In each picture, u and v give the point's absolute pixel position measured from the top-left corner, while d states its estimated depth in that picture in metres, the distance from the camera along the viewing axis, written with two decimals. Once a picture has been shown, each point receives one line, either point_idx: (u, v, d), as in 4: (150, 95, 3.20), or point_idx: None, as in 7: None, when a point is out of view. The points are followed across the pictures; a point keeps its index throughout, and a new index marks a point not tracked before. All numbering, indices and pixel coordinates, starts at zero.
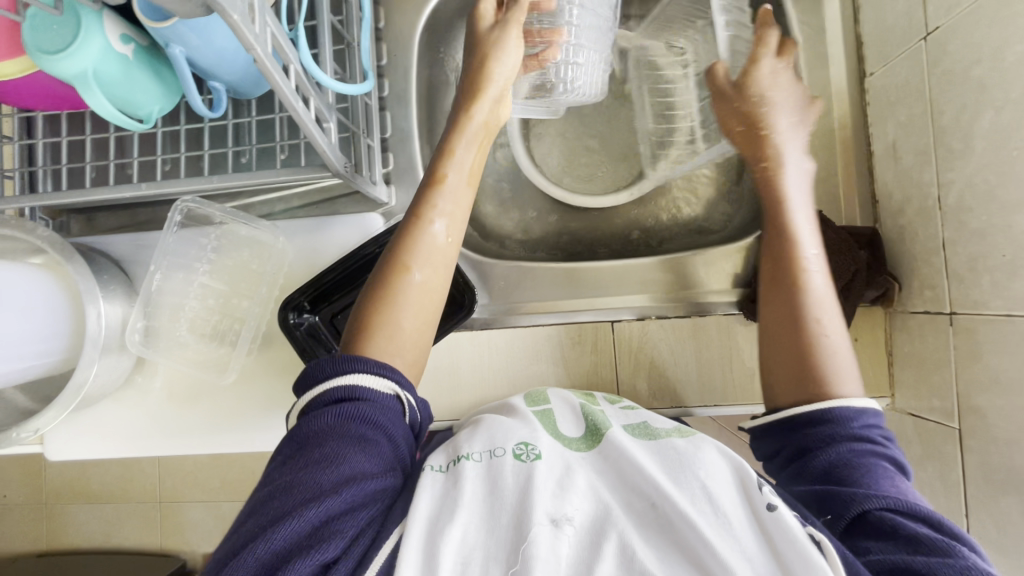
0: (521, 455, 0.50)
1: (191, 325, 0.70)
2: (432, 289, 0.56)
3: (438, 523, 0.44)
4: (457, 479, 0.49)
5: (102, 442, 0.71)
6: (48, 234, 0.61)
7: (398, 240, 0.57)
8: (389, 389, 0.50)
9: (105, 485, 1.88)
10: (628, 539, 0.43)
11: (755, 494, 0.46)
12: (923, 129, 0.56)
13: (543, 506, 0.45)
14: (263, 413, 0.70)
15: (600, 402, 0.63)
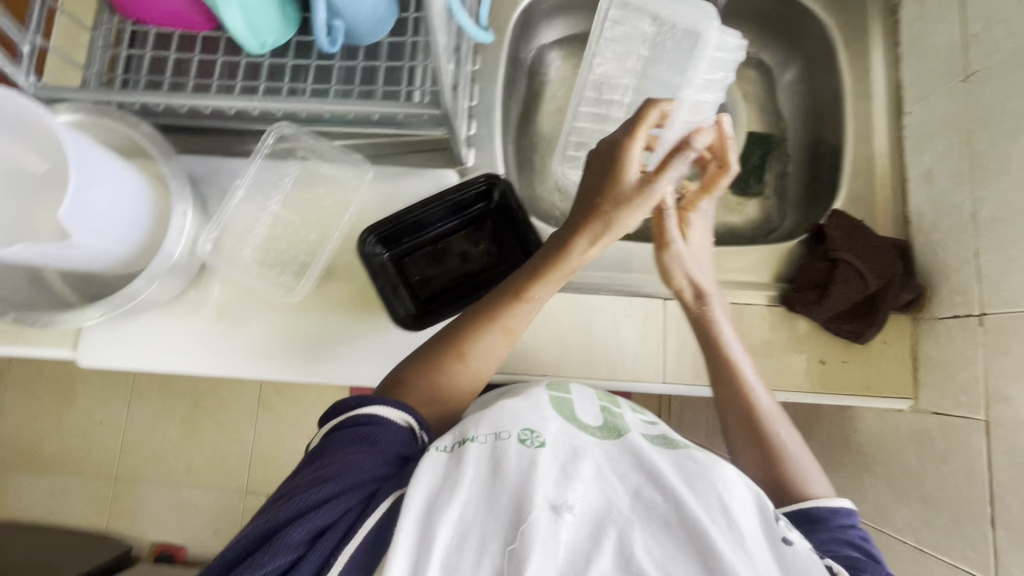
0: (524, 441, 0.52)
1: (256, 250, 0.71)
2: (483, 366, 0.62)
3: (440, 501, 0.48)
4: (461, 461, 0.51)
5: (141, 354, 0.70)
6: (148, 132, 0.63)
7: (461, 333, 0.62)
8: (400, 420, 0.56)
9: (58, 456, 1.76)
10: (628, 538, 0.47)
11: (769, 523, 0.50)
12: (959, 155, 0.64)
13: (544, 493, 0.48)
14: (314, 345, 0.70)
15: (621, 407, 0.64)
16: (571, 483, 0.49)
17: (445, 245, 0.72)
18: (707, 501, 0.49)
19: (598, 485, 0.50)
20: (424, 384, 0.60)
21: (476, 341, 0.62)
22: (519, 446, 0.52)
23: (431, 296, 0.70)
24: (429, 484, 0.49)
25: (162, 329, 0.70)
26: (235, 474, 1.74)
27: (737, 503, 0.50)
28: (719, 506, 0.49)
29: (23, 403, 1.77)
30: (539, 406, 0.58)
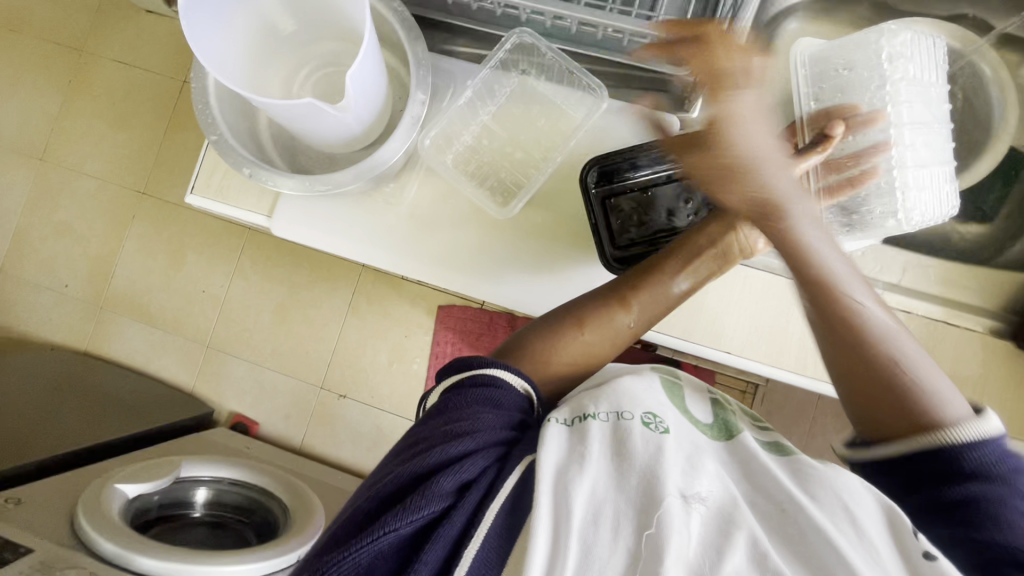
0: (650, 425, 0.50)
1: (460, 158, 0.70)
2: (598, 344, 0.61)
3: (567, 473, 0.46)
4: (584, 437, 0.49)
5: (330, 237, 0.70)
6: (401, 12, 0.59)
7: (591, 300, 0.62)
8: (520, 386, 0.54)
9: (163, 312, 1.89)
10: (758, 537, 0.44)
11: (903, 538, 0.45)
12: None
13: (675, 481, 0.46)
14: (497, 266, 0.69)
15: (736, 407, 0.61)
16: (697, 473, 0.47)
17: (654, 195, 0.66)
18: (832, 510, 0.46)
19: (719, 479, 0.48)
20: (540, 345, 0.60)
21: (597, 315, 0.61)
22: (644, 429, 0.49)
23: (630, 245, 0.66)
24: (554, 450, 0.48)
25: (355, 217, 0.70)
26: (314, 368, 1.83)
27: (866, 514, 0.46)
28: (847, 517, 0.46)
29: (139, 257, 1.89)
30: (655, 389, 0.56)
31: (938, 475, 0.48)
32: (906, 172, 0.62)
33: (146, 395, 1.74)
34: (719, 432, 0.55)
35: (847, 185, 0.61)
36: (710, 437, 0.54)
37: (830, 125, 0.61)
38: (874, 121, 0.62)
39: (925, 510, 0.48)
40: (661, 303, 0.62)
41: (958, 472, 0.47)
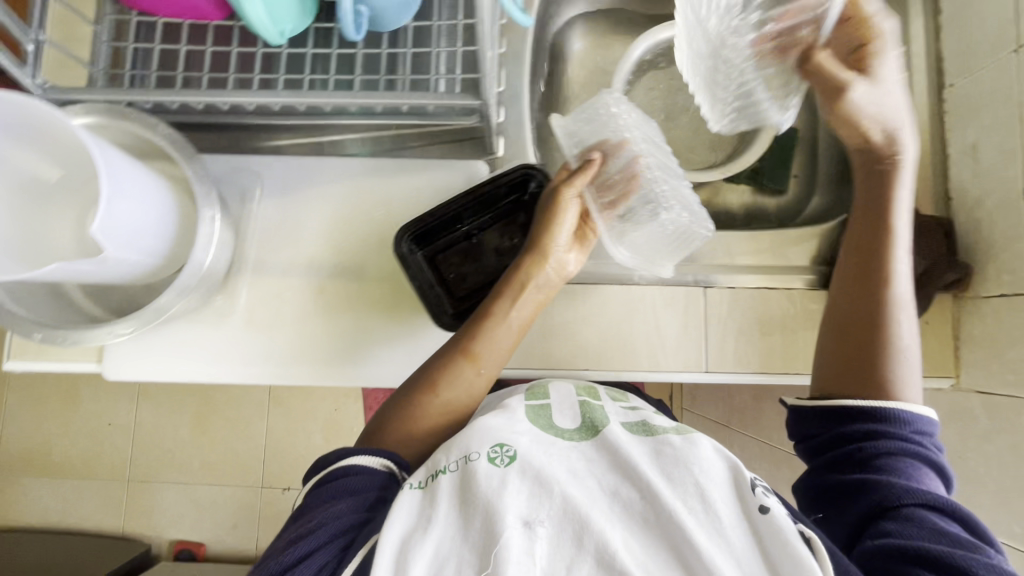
0: (494, 458, 0.52)
1: (285, 251, 0.70)
2: (455, 403, 0.64)
3: (412, 536, 0.49)
4: (434, 499, 0.51)
5: (168, 365, 0.67)
6: (168, 133, 0.58)
7: (440, 359, 0.64)
8: (382, 465, 0.58)
9: (70, 459, 1.72)
10: (605, 539, 0.47)
11: (745, 496, 0.50)
12: (1008, 132, 0.62)
13: (515, 510, 0.49)
14: (349, 348, 0.69)
15: (601, 399, 0.65)
16: (546, 495, 0.50)
17: (480, 239, 0.70)
18: (684, 489, 0.51)
19: (579, 488, 0.52)
20: (400, 412, 0.63)
21: (447, 377, 0.63)
22: (489, 466, 0.52)
23: (468, 295, 0.68)
24: (403, 519, 0.50)
25: (192, 339, 0.68)
26: (251, 471, 1.73)
27: (716, 485, 0.51)
28: (699, 496, 0.50)
29: (27, 408, 1.72)
30: (517, 419, 0.60)
31: (841, 436, 0.57)
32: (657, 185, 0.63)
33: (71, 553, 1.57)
34: (587, 431, 0.59)
35: (613, 207, 0.67)
36: (578, 438, 0.58)
37: (588, 158, 0.64)
38: (621, 146, 0.63)
39: (824, 468, 0.57)
40: (504, 348, 0.65)
41: (856, 436, 0.56)
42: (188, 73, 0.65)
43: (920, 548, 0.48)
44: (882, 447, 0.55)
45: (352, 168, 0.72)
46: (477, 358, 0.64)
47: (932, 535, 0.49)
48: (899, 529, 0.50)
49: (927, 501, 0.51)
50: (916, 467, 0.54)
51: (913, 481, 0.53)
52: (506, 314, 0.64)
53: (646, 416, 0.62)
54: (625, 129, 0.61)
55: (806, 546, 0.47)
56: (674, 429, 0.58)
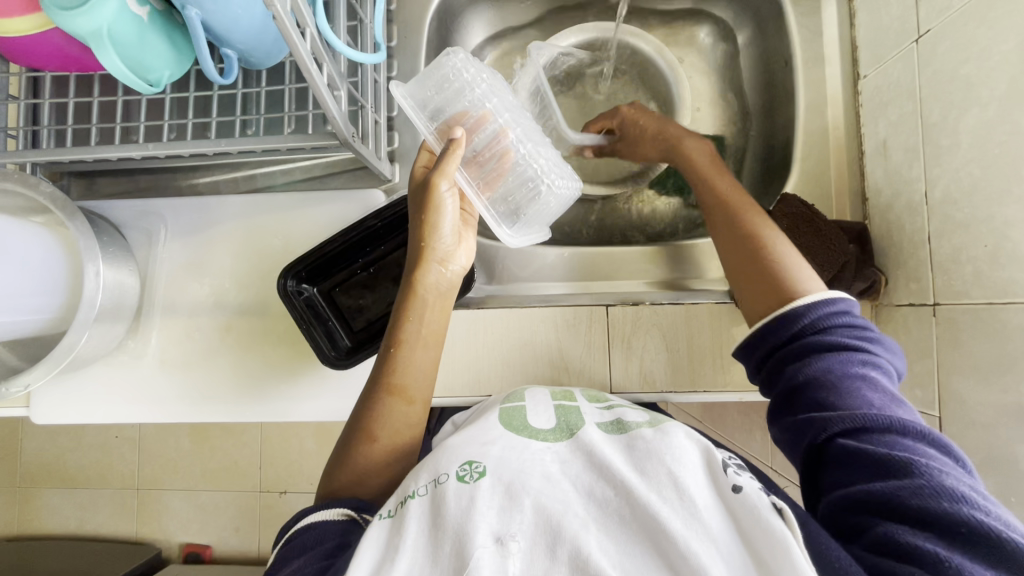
0: (462, 477, 0.49)
1: (194, 291, 0.72)
2: (397, 438, 0.58)
3: (383, 565, 0.44)
4: (403, 523, 0.47)
5: (90, 405, 0.70)
6: (50, 191, 0.61)
7: (365, 403, 0.58)
8: (339, 513, 0.53)
9: (64, 469, 1.65)
10: (581, 543, 0.44)
11: (718, 477, 0.48)
12: (912, 128, 0.58)
13: (487, 526, 0.45)
14: (258, 383, 0.71)
15: (578, 398, 0.63)
16: (518, 508, 0.47)
17: (378, 269, 0.70)
18: (658, 480, 0.48)
19: (551, 492, 0.48)
20: (344, 474, 0.56)
21: (376, 418, 0.57)
22: (457, 485, 0.49)
23: (366, 326, 0.69)
24: (371, 553, 0.45)
25: (109, 381, 0.70)
26: (253, 476, 1.60)
27: (689, 471, 0.49)
28: (671, 484, 0.47)
29: None
30: (489, 427, 0.57)
31: (779, 365, 0.53)
32: (531, 151, 0.60)
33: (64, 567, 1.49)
34: (561, 433, 0.56)
35: (488, 184, 0.62)
36: (551, 440, 0.55)
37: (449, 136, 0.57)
38: (484, 118, 0.59)
39: (779, 408, 0.52)
40: (426, 366, 0.60)
41: (790, 360, 0.52)
42: (81, 125, 0.67)
43: (861, 493, 0.43)
44: (813, 371, 0.49)
45: (254, 205, 0.73)
46: (397, 386, 0.58)
47: (863, 470, 0.43)
48: (841, 477, 0.45)
49: (859, 425, 0.45)
50: (857, 385, 0.47)
51: (846, 402, 0.46)
52: (416, 333, 0.59)
53: (622, 412, 0.60)
54: (481, 99, 0.59)
55: (780, 519, 0.42)
56: (647, 423, 0.56)
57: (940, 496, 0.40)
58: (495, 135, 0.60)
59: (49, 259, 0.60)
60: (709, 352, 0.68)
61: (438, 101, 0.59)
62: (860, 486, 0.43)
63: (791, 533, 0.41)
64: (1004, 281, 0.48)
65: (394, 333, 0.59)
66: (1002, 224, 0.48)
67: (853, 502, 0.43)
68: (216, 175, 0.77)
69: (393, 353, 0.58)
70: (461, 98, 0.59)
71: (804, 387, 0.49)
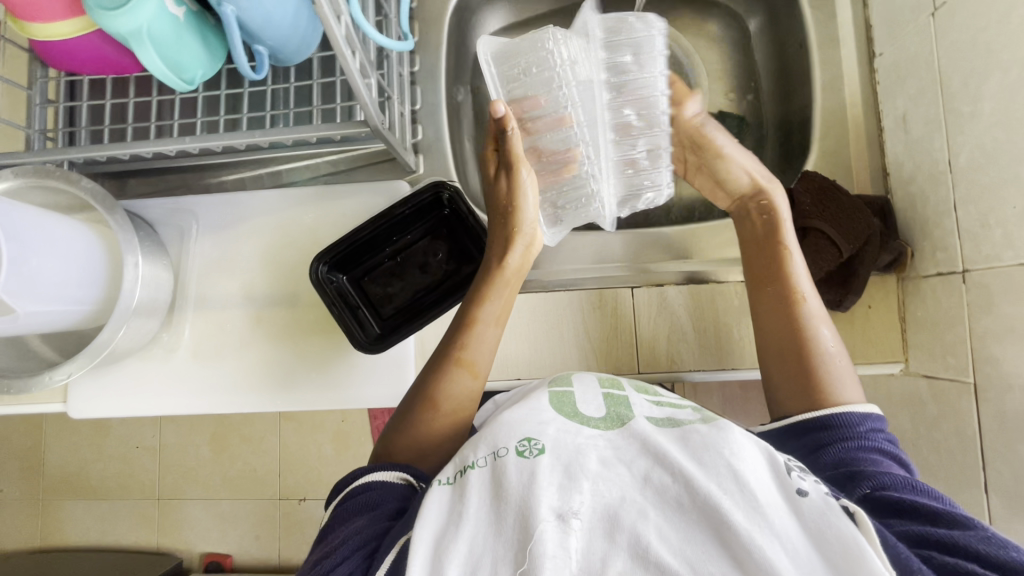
0: (523, 452, 0.49)
1: (226, 284, 0.74)
2: (459, 409, 0.59)
3: (445, 538, 0.46)
4: (465, 491, 0.49)
5: (124, 399, 0.72)
6: (91, 186, 0.62)
7: (431, 371, 0.61)
8: (398, 478, 0.55)
9: (87, 481, 1.66)
10: (641, 530, 0.45)
11: (782, 477, 0.47)
12: (931, 99, 0.59)
13: (548, 503, 0.46)
14: (289, 373, 0.72)
15: (627, 389, 0.60)
16: (578, 488, 0.47)
17: (404, 257, 0.71)
18: (717, 472, 0.47)
19: (606, 479, 0.48)
20: (403, 441, 0.58)
21: (443, 387, 0.59)
22: (518, 460, 0.49)
23: (395, 314, 0.70)
24: (434, 521, 0.47)
25: (142, 374, 0.72)
26: (271, 484, 1.60)
27: (751, 464, 0.47)
28: (731, 476, 0.46)
29: None
30: (539, 407, 0.55)
31: (814, 447, 0.52)
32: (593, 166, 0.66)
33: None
34: (610, 422, 0.54)
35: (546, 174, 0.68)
36: (601, 429, 0.53)
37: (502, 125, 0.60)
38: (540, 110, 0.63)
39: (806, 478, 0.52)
40: (492, 345, 0.62)
41: (829, 442, 0.52)
42: (116, 125, 0.70)
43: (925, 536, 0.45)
44: (851, 449, 0.51)
45: (281, 200, 0.74)
46: (466, 359, 0.61)
47: (917, 518, 0.46)
48: (895, 528, 0.46)
49: (908, 485, 0.47)
50: (883, 461, 0.50)
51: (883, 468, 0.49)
52: (493, 318, 0.62)
53: (673, 410, 0.57)
54: (567, 104, 0.62)
55: (849, 522, 0.43)
56: (700, 419, 0.54)
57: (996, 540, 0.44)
58: (569, 142, 0.65)
59: (90, 254, 0.62)
60: (735, 331, 0.69)
61: (528, 81, 0.62)
62: (920, 531, 0.45)
63: (863, 539, 0.42)
64: None
65: (469, 313, 0.61)
66: None
67: (920, 543, 0.44)
68: (243, 173, 0.79)
69: (471, 332, 0.61)
70: (551, 90, 0.61)
71: (844, 460, 0.50)
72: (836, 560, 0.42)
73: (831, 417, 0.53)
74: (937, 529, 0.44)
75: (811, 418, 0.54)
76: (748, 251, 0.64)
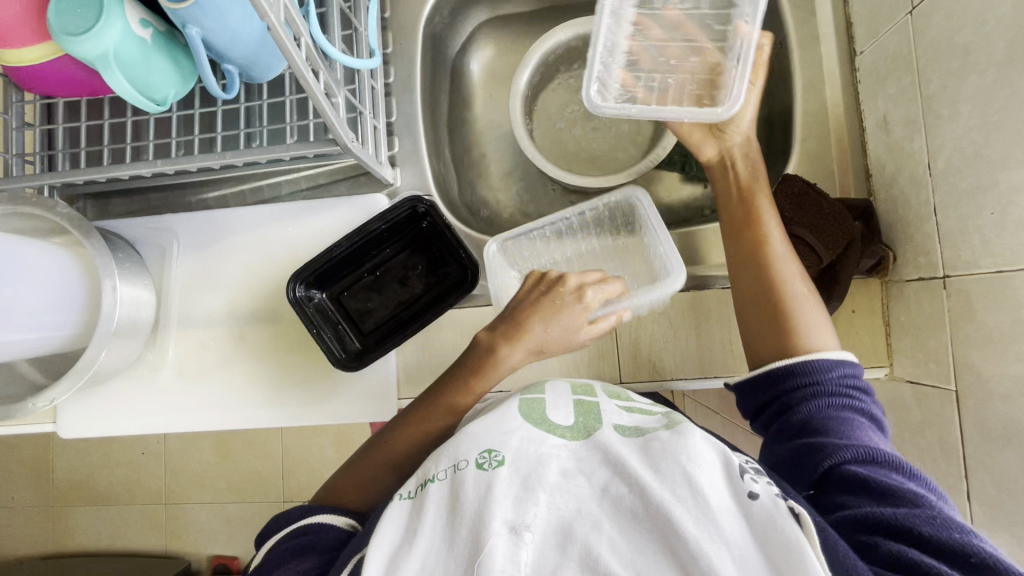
0: (481, 464, 0.50)
1: (208, 302, 0.74)
2: (433, 424, 0.62)
3: (400, 551, 0.47)
4: (423, 505, 0.50)
5: (112, 419, 0.73)
6: (67, 211, 0.63)
7: (426, 396, 0.64)
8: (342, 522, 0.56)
9: (95, 487, 1.68)
10: (593, 542, 0.45)
11: (735, 481, 0.47)
12: (911, 100, 0.57)
13: (502, 516, 0.46)
14: (272, 390, 0.72)
15: (598, 394, 0.63)
16: (535, 501, 0.48)
17: (384, 271, 0.71)
18: (671, 480, 0.47)
19: (563, 494, 0.49)
20: (384, 453, 0.62)
21: (426, 409, 0.63)
22: (477, 472, 0.50)
23: (375, 328, 0.70)
24: (392, 535, 0.48)
25: (128, 393, 0.73)
26: (274, 487, 1.62)
27: (705, 471, 0.47)
28: (684, 483, 0.47)
29: None
30: (507, 416, 0.57)
31: (784, 406, 0.54)
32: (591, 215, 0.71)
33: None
34: (578, 432, 0.56)
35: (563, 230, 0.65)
36: (568, 438, 0.56)
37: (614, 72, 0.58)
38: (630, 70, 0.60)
39: (775, 435, 0.54)
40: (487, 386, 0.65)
41: (797, 402, 0.54)
42: (93, 147, 0.70)
43: (876, 516, 0.45)
44: (819, 409, 0.52)
45: (260, 216, 0.74)
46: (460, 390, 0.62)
47: (872, 493, 0.46)
48: (850, 500, 0.47)
49: (868, 456, 0.48)
50: (854, 423, 0.51)
51: (850, 434, 0.50)
52: (556, 335, 0.62)
53: (642, 417, 0.59)
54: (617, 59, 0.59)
55: (796, 527, 0.42)
56: (664, 425, 0.55)
57: (951, 527, 0.43)
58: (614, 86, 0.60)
59: (68, 279, 0.63)
60: (717, 337, 0.68)
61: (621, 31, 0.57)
62: (870, 509, 0.45)
63: (806, 540, 0.42)
64: (1012, 248, 0.47)
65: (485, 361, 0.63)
66: (1009, 189, 0.47)
67: (867, 522, 0.45)
68: (223, 189, 0.79)
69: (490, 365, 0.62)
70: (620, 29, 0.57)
71: (807, 419, 0.52)
72: (782, 566, 0.41)
73: (802, 365, 0.55)
74: (886, 508, 0.44)
75: (774, 367, 0.56)
76: (730, 212, 0.63)
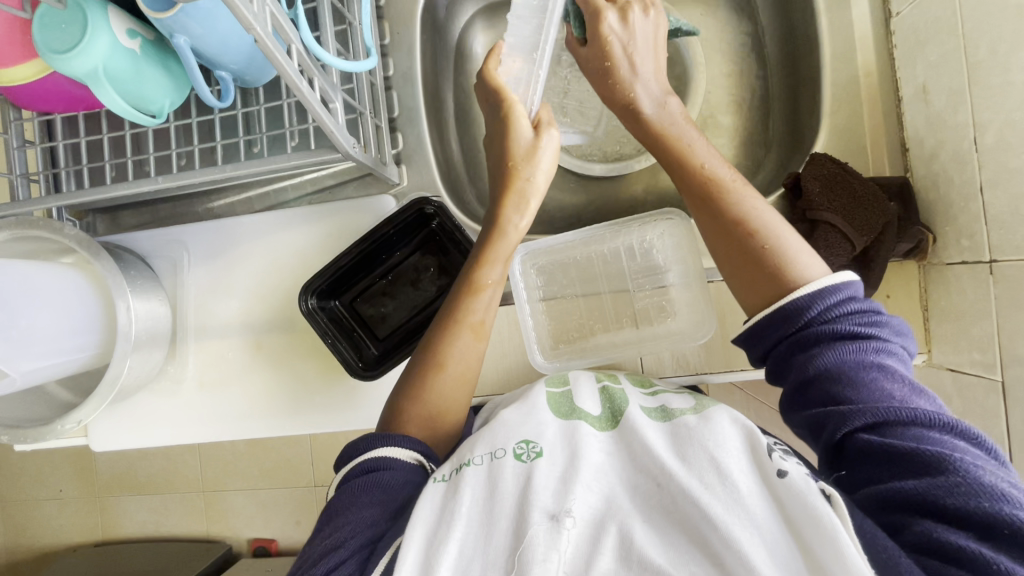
0: (520, 455, 0.50)
1: (224, 311, 0.74)
2: (467, 369, 0.59)
3: (438, 535, 0.45)
4: (458, 488, 0.48)
5: (140, 430, 0.74)
6: (76, 233, 0.61)
7: (439, 330, 0.59)
8: (411, 459, 0.53)
9: (134, 476, 1.73)
10: (628, 530, 0.44)
11: (762, 461, 0.45)
12: (956, 69, 0.53)
13: (541, 505, 0.46)
14: (293, 397, 0.72)
15: (623, 381, 0.62)
16: (571, 489, 0.47)
17: (396, 274, 0.72)
18: (699, 468, 0.46)
19: (596, 486, 0.49)
20: (413, 409, 0.56)
21: (447, 348, 0.58)
22: (515, 463, 0.50)
23: (391, 333, 0.71)
24: (426, 518, 0.46)
25: (154, 404, 0.74)
26: (305, 472, 1.66)
27: (732, 456, 0.46)
28: (713, 469, 0.45)
29: None
30: (536, 409, 0.57)
31: (791, 363, 0.48)
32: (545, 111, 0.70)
33: (147, 566, 1.58)
34: (607, 422, 0.56)
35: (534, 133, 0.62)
36: (597, 429, 0.55)
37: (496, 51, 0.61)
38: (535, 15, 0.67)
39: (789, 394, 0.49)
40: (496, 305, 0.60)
41: (804, 360, 0.47)
42: (95, 163, 0.69)
43: (897, 492, 0.41)
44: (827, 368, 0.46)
45: (269, 223, 0.73)
46: (474, 320, 0.59)
47: (894, 463, 0.42)
48: (873, 472, 0.43)
49: (883, 419, 0.43)
50: (872, 375, 0.45)
51: (864, 396, 0.44)
52: (544, 181, 0.60)
53: (669, 398, 0.58)
54: None
55: (825, 502, 0.39)
56: (692, 408, 0.54)
57: (979, 495, 0.39)
58: None
59: (83, 301, 0.62)
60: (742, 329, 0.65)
61: None
62: (892, 484, 0.42)
63: (838, 518, 0.38)
64: None
65: (476, 279, 0.58)
66: None
67: (891, 497, 0.42)
68: (229, 196, 0.78)
69: (496, 235, 0.58)
70: None
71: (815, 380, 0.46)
72: (816, 542, 0.39)
73: (796, 318, 0.48)
74: (909, 485, 0.40)
75: (773, 314, 0.49)
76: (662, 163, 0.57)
